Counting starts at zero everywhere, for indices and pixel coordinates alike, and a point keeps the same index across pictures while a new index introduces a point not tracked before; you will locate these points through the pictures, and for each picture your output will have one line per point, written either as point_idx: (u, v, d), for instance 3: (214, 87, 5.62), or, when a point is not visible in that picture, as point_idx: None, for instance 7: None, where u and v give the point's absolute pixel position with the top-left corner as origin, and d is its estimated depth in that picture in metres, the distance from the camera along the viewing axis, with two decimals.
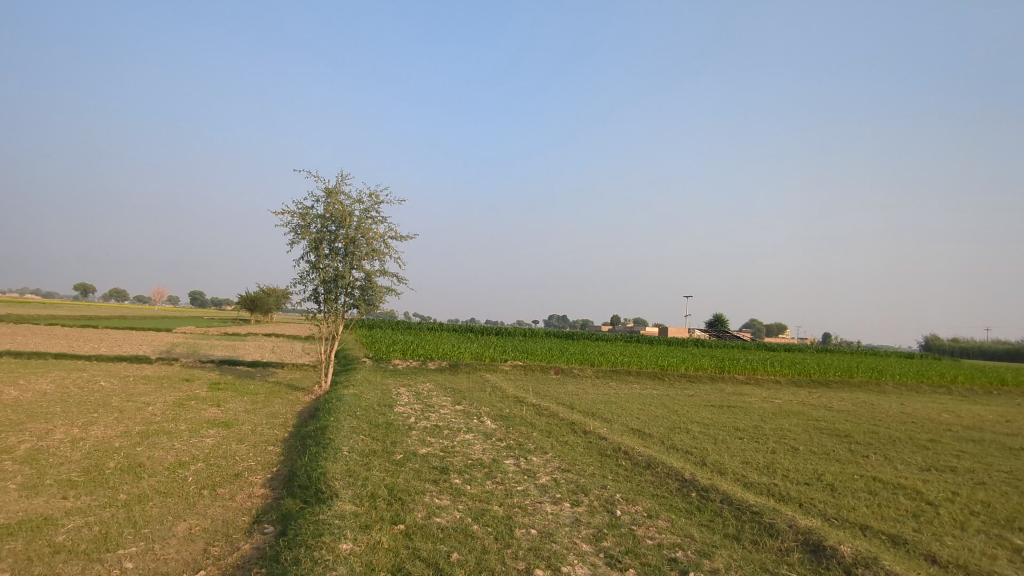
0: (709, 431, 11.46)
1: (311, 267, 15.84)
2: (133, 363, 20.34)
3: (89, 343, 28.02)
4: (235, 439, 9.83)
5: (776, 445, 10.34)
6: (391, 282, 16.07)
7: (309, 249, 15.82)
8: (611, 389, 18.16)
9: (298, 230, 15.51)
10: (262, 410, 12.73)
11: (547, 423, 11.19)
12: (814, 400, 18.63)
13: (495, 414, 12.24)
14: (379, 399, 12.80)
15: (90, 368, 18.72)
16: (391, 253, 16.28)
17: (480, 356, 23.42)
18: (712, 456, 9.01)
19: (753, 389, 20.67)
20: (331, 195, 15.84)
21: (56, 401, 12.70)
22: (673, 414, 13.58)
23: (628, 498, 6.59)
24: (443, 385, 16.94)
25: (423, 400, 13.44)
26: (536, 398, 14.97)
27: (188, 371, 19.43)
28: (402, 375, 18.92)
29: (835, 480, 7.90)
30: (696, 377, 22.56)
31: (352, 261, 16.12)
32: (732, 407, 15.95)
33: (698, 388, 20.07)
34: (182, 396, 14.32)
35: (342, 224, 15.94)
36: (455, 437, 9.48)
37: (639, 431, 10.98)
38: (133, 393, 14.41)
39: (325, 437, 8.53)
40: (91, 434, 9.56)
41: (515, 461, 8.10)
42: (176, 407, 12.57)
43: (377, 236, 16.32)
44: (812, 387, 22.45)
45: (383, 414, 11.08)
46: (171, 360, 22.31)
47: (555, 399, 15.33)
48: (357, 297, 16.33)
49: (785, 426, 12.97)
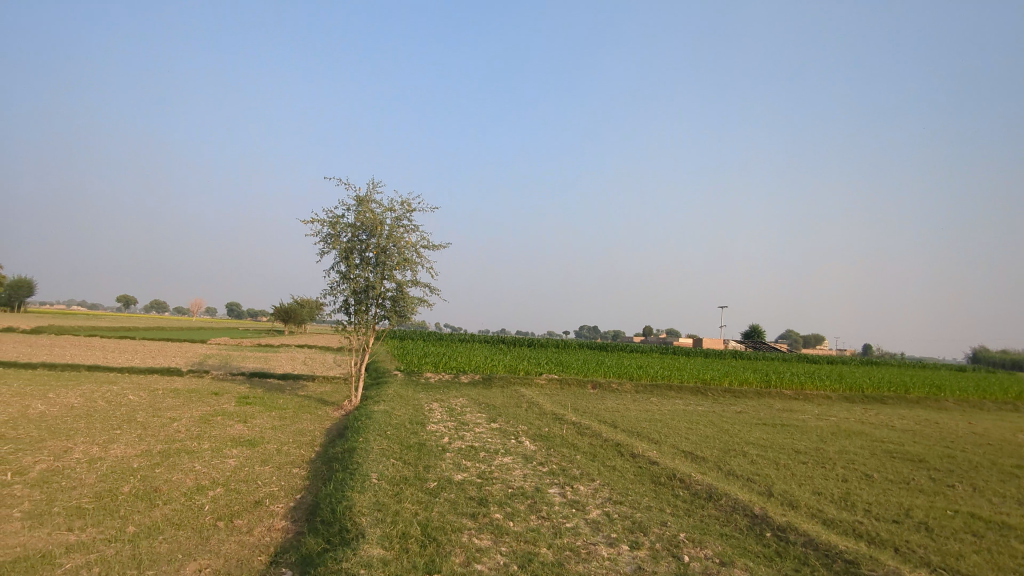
0: (768, 454, 10.46)
1: (341, 277, 15.34)
2: (164, 376, 20.19)
3: (124, 354, 28.22)
4: (259, 459, 9.27)
5: (848, 471, 9.29)
6: (424, 293, 15.47)
7: (340, 258, 15.34)
8: (653, 406, 17.17)
9: (328, 239, 15.05)
10: (289, 427, 12.19)
11: (590, 444, 10.34)
12: (873, 418, 17.34)
13: (534, 434, 11.43)
14: (411, 416, 12.11)
15: (121, 380, 18.57)
16: (424, 262, 15.70)
17: (514, 369, 22.63)
18: (780, 485, 8.04)
19: (804, 406, 19.41)
20: (362, 203, 15.36)
21: (82, 416, 12.40)
22: (724, 434, 12.59)
23: (694, 538, 5.74)
24: (477, 400, 16.20)
25: (456, 417, 12.73)
26: (575, 416, 14.12)
27: (218, 384, 19.13)
28: (434, 389, 18.27)
29: (928, 516, 6.89)
30: (742, 392, 21.36)
31: (384, 271, 15.58)
32: (787, 426, 14.82)
33: (745, 404, 18.92)
34: (209, 411, 13.90)
35: (373, 233, 15.43)
36: (492, 460, 8.73)
37: (692, 454, 10.06)
38: (161, 407, 14.07)
39: (353, 461, 7.85)
40: (111, 454, 9.11)
41: (560, 490, 7.30)
42: (201, 424, 12.13)
43: (409, 244, 15.78)
44: (868, 403, 21.05)
45: (414, 433, 10.39)
46: (202, 372, 22.15)
47: (595, 416, 14.43)
48: (389, 308, 15.77)
49: (850, 448, 11.86)
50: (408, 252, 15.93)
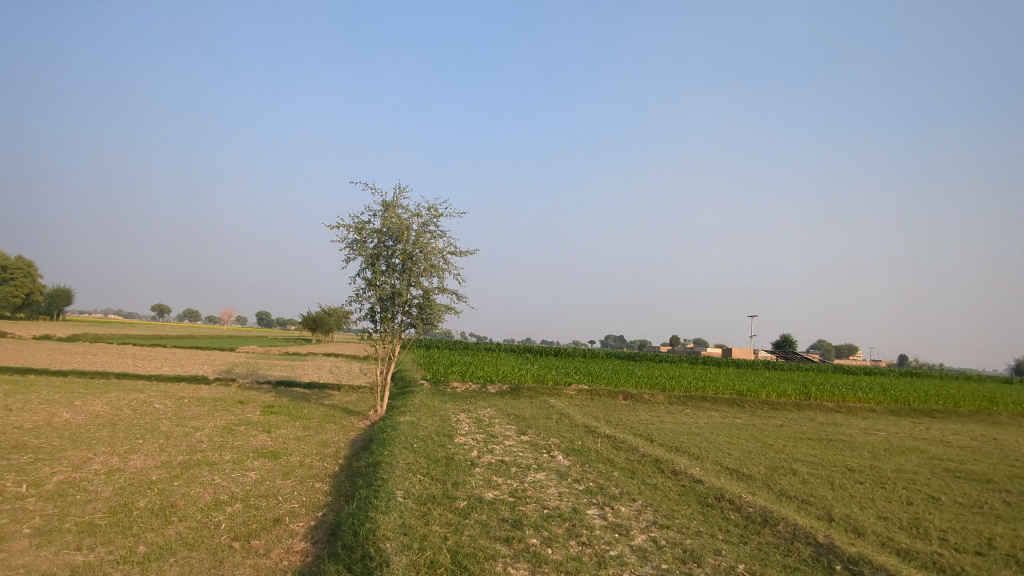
0: (821, 472, 9.73)
1: (367, 284, 15.01)
2: (191, 384, 20.12)
3: (154, 362, 28.42)
4: (281, 472, 8.88)
5: (911, 493, 8.54)
6: (451, 300, 15.06)
7: (366, 265, 15.02)
8: (688, 418, 16.44)
9: (353, 246, 14.73)
10: (313, 438, 11.82)
11: (627, 460, 9.74)
12: (925, 433, 16.33)
13: (567, 448, 10.85)
14: (438, 427, 11.62)
15: (149, 388, 18.51)
16: (451, 269, 15.30)
17: (542, 379, 22.03)
18: (840, 508, 7.34)
19: (849, 419, 18.45)
20: (388, 208, 15.04)
21: (106, 424, 12.22)
22: (769, 449, 11.86)
23: (754, 570, 5.12)
24: (505, 411, 15.66)
25: (485, 429, 12.22)
26: (609, 428, 13.49)
27: (244, 393, 18.95)
28: (462, 399, 17.83)
29: (1015, 547, 6.14)
30: (781, 404, 20.42)
31: (410, 277, 15.21)
32: (834, 441, 13.95)
33: (785, 417, 18.05)
34: (233, 420, 13.65)
35: (399, 239, 15.09)
36: (524, 477, 8.19)
37: (737, 471, 9.38)
38: (186, 416, 13.86)
39: (378, 477, 7.39)
40: (130, 465, 8.82)
41: (600, 511, 6.74)
42: (225, 434, 11.84)
43: (436, 250, 15.40)
44: (916, 416, 19.95)
45: (442, 447, 9.91)
46: (229, 380, 22.07)
47: (629, 429, 13.76)
48: (415, 316, 15.39)
49: (908, 465, 11.03)
50: (434, 259, 15.54)
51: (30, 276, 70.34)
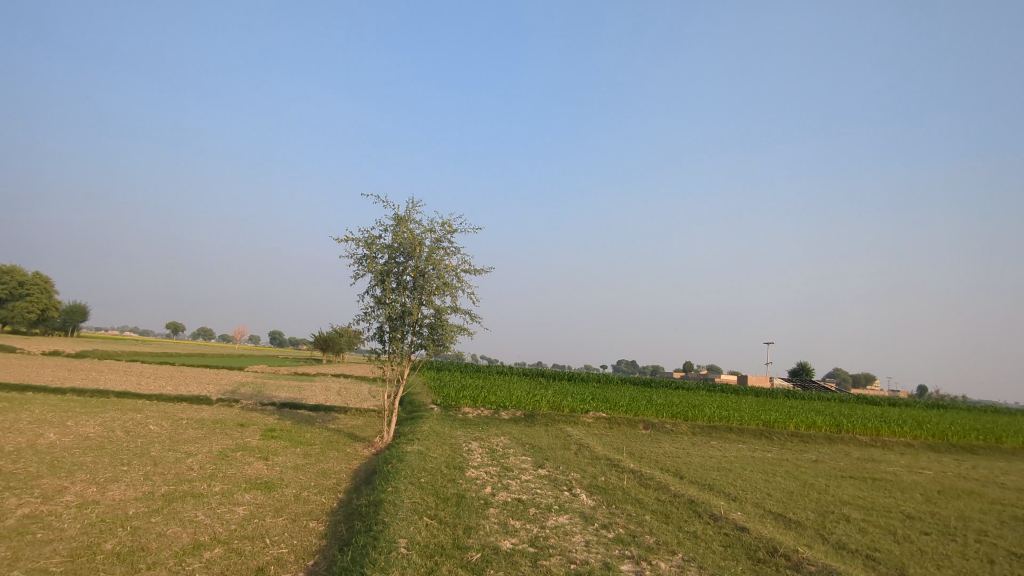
0: (878, 519, 8.65)
1: (376, 302, 14.21)
2: (192, 404, 19.32)
3: (158, 380, 27.71)
4: (273, 508, 7.99)
5: (988, 548, 7.46)
6: (465, 321, 14.21)
7: (375, 282, 14.25)
8: (716, 452, 15.32)
9: (363, 261, 13.98)
10: (313, 468, 10.90)
11: (658, 501, 8.73)
12: (974, 472, 15.08)
13: (589, 485, 9.84)
14: (448, 458, 10.66)
15: (147, 408, 17.74)
16: (465, 287, 14.49)
17: (558, 406, 20.98)
18: (913, 568, 6.31)
19: (887, 456, 17.21)
20: (400, 222, 14.30)
21: (92, 448, 11.39)
22: (811, 490, 10.77)
23: None
24: (519, 441, 14.66)
25: (499, 460, 11.25)
26: (633, 462, 12.42)
27: (246, 414, 18.13)
28: (473, 426, 16.86)
29: None
30: (812, 437, 19.22)
31: (422, 295, 14.40)
32: (879, 480, 12.80)
33: (819, 452, 16.85)
34: (230, 445, 12.78)
35: (411, 255, 14.31)
36: (546, 521, 7.21)
37: (784, 516, 8.34)
38: (180, 440, 13.04)
39: (378, 520, 6.45)
40: (107, 497, 7.95)
41: (636, 567, 5.75)
42: (218, 461, 10.97)
43: (449, 268, 14.61)
44: (958, 453, 18.65)
45: (452, 483, 8.96)
46: (232, 401, 21.19)
47: (655, 463, 12.71)
48: (426, 337, 14.54)
49: (970, 511, 9.89)
50: (448, 276, 14.74)
51: (47, 291, 70.58)
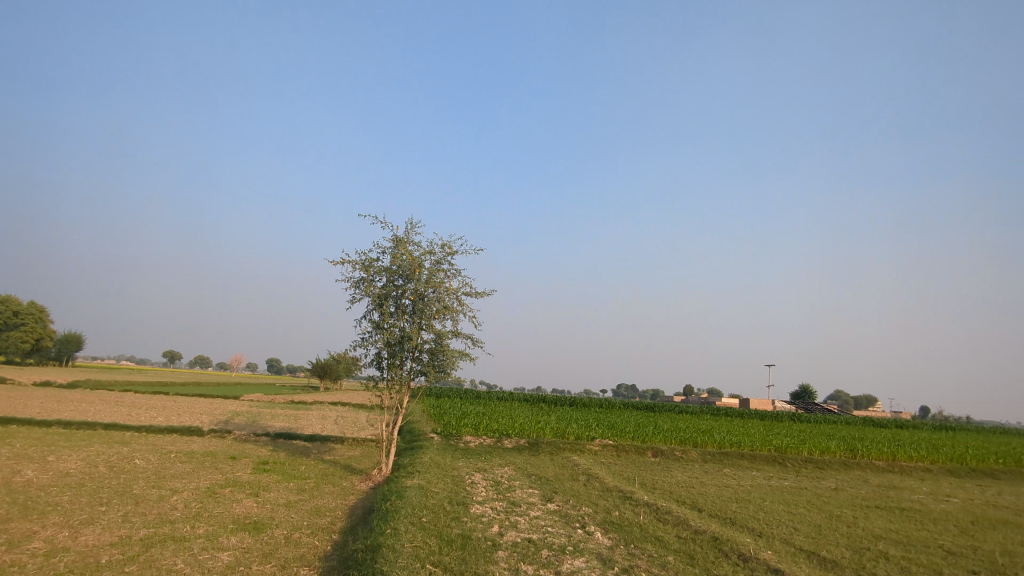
0: (918, 556, 7.98)
1: (373, 327, 13.63)
2: (182, 436, 18.57)
3: (149, 411, 26.92)
4: (261, 553, 7.30)
5: None
6: (466, 346, 13.63)
7: (373, 306, 13.69)
8: (731, 480, 14.61)
9: (360, 285, 13.44)
10: (306, 505, 10.21)
11: (680, 540, 8.05)
12: (1002, 499, 14.39)
13: (603, 522, 9.16)
14: (450, 493, 9.96)
15: (135, 441, 17.00)
16: (467, 311, 13.93)
17: (563, 433, 20.24)
18: None
19: (908, 482, 16.49)
20: (399, 244, 13.80)
21: (71, 486, 10.69)
22: (838, 523, 10.09)
23: None
24: (524, 471, 13.95)
25: (505, 494, 10.57)
26: (646, 494, 11.71)
27: (238, 446, 17.39)
28: (476, 456, 16.15)
29: None
30: (827, 464, 18.50)
31: (422, 319, 13.83)
32: (907, 510, 12.09)
33: (837, 479, 16.12)
34: (218, 481, 12.07)
35: (410, 278, 13.78)
36: (562, 566, 6.55)
37: (818, 555, 7.67)
38: (166, 475, 12.33)
39: (376, 569, 5.78)
40: (79, 543, 7.28)
41: None
42: (204, 499, 10.27)
43: (450, 290, 14.07)
44: (980, 479, 17.93)
45: (456, 522, 8.28)
46: (224, 432, 20.46)
47: (669, 494, 12.02)
48: (426, 363, 13.92)
49: (1013, 544, 9.20)
50: (448, 299, 14.19)
51: (41, 321, 69.75)
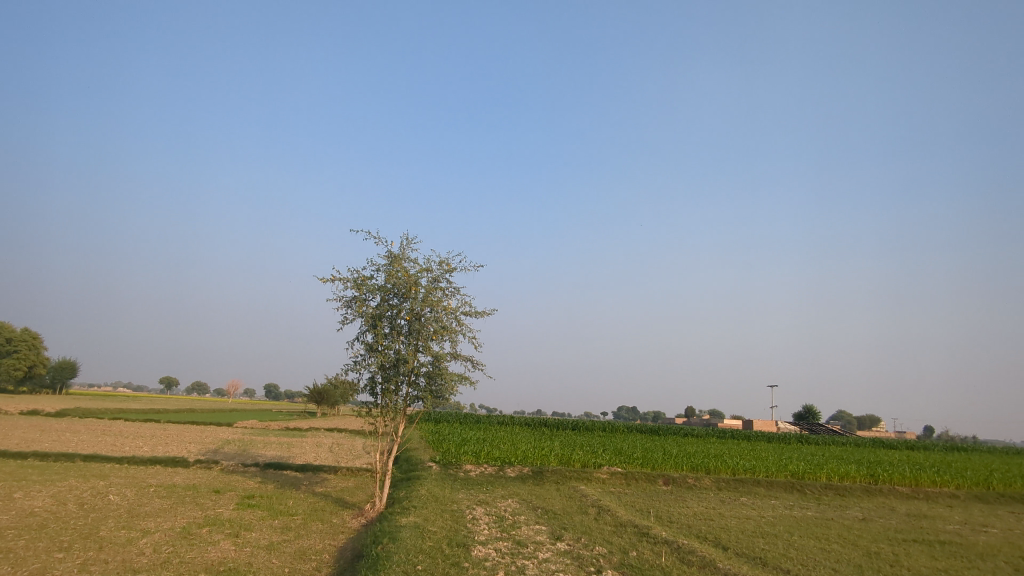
0: None
1: (366, 349, 12.75)
2: (165, 468, 17.56)
3: (135, 441, 25.86)
4: None
5: None
6: (466, 369, 12.73)
7: (366, 328, 12.82)
8: (751, 512, 13.62)
9: (352, 304, 12.59)
10: (290, 548, 9.24)
11: None
12: None
13: (621, 565, 8.21)
14: (449, 533, 8.99)
15: (114, 474, 15.98)
16: (467, 332, 13.07)
17: (568, 460, 19.24)
18: None
19: (938, 511, 15.49)
20: (394, 260, 12.99)
21: (31, 528, 9.73)
22: (879, 563, 9.13)
23: None
24: (529, 504, 12.96)
25: (510, 533, 9.62)
26: (664, 529, 10.72)
27: (224, 478, 16.37)
28: (476, 486, 15.16)
29: None
30: (848, 490, 17.51)
31: (419, 341, 12.96)
32: (947, 544, 11.11)
33: (863, 508, 15.12)
34: (196, 519, 11.10)
35: (405, 296, 12.94)
36: None
37: None
38: (140, 513, 11.34)
39: None
40: None
41: None
42: (177, 542, 9.32)
43: (448, 310, 13.23)
44: (1012, 506, 16.92)
45: (457, 571, 7.32)
46: (211, 462, 19.44)
47: (688, 529, 11.05)
48: (423, 388, 13.01)
49: None
50: (447, 319, 13.34)
51: (35, 348, 68.67)
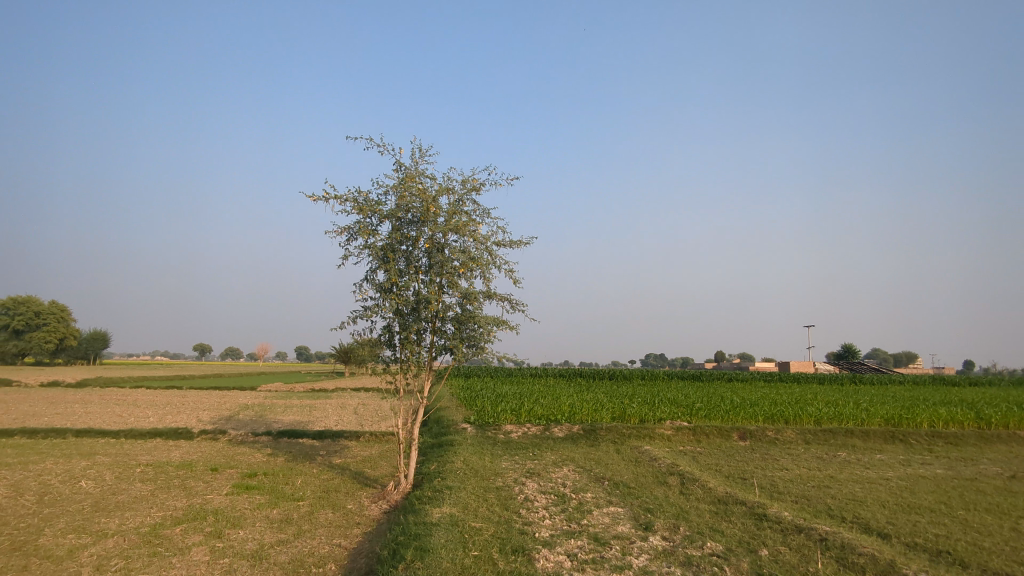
0: None
1: (377, 291, 10.08)
2: (163, 443, 15.37)
3: (147, 410, 23.99)
4: None
5: None
6: (505, 311, 10.03)
7: (377, 264, 10.09)
8: (869, 473, 10.84)
9: (356, 235, 9.80)
10: (286, 557, 6.73)
11: None
12: None
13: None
14: (500, 532, 6.39)
15: (102, 453, 13.84)
16: (503, 265, 10.30)
17: (622, 415, 16.65)
18: None
19: None
20: (406, 176, 10.12)
21: None
22: None
23: None
24: (591, 474, 10.40)
25: (582, 527, 6.96)
26: (782, 506, 7.97)
27: (228, 453, 14.12)
28: (521, 451, 12.70)
29: None
30: (960, 439, 14.67)
31: (443, 278, 10.24)
32: None
33: (1000, 461, 12.21)
34: (174, 513, 8.70)
35: (422, 222, 10.16)
36: None
37: None
38: (107, 506, 9.01)
39: None
40: None
41: None
42: (133, 553, 6.87)
43: (477, 238, 10.47)
44: None
45: None
46: (219, 433, 17.26)
47: (811, 503, 8.29)
48: (452, 336, 10.35)
49: None
50: (476, 249, 10.57)
51: (65, 320, 68.13)
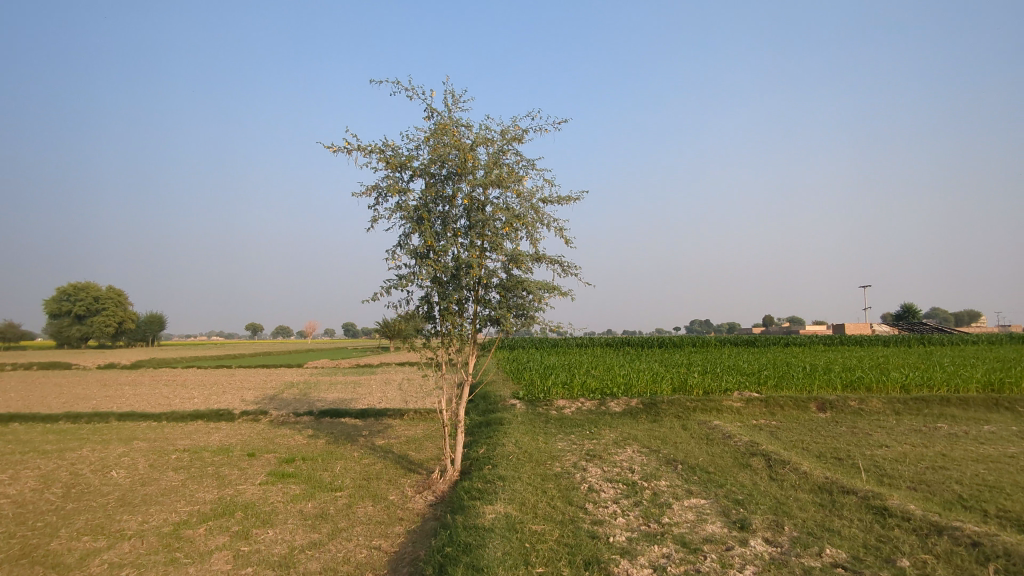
0: None
1: (413, 257, 8.99)
2: (204, 426, 14.86)
3: (194, 391, 23.87)
4: None
5: None
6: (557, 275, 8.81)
7: (411, 227, 8.97)
8: (986, 449, 9.30)
9: (386, 194, 8.69)
10: (316, 566, 5.77)
11: None
12: None
13: None
14: (566, 538, 5.26)
15: (142, 438, 13.35)
16: (552, 224, 9.06)
17: (683, 386, 15.35)
18: None
19: None
20: (439, 125, 8.89)
21: None
22: None
23: None
24: (660, 456, 9.19)
25: (665, 528, 5.74)
26: (903, 496, 6.59)
27: (268, 435, 13.47)
28: (576, 430, 11.57)
29: None
30: None
31: (484, 240, 9.07)
32: None
33: None
34: (202, 508, 7.90)
35: (459, 177, 8.96)
36: None
37: None
38: (132, 501, 8.30)
39: None
40: None
41: None
42: (148, 561, 6.04)
43: (522, 193, 9.23)
44: None
45: None
46: (261, 413, 16.72)
47: (938, 491, 6.87)
48: (497, 306, 9.22)
49: None
50: (520, 206, 9.34)
51: (123, 303, 70.22)
